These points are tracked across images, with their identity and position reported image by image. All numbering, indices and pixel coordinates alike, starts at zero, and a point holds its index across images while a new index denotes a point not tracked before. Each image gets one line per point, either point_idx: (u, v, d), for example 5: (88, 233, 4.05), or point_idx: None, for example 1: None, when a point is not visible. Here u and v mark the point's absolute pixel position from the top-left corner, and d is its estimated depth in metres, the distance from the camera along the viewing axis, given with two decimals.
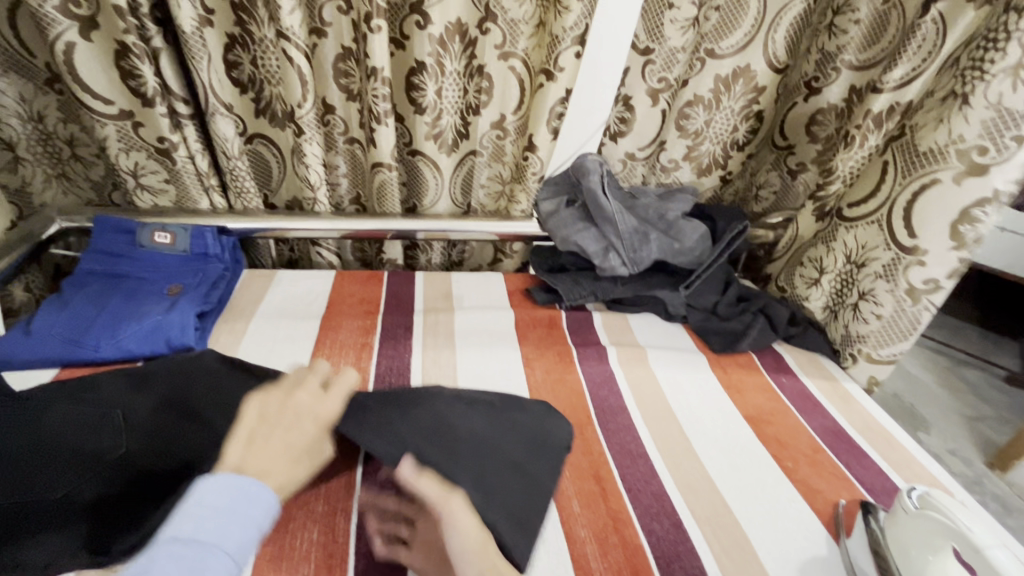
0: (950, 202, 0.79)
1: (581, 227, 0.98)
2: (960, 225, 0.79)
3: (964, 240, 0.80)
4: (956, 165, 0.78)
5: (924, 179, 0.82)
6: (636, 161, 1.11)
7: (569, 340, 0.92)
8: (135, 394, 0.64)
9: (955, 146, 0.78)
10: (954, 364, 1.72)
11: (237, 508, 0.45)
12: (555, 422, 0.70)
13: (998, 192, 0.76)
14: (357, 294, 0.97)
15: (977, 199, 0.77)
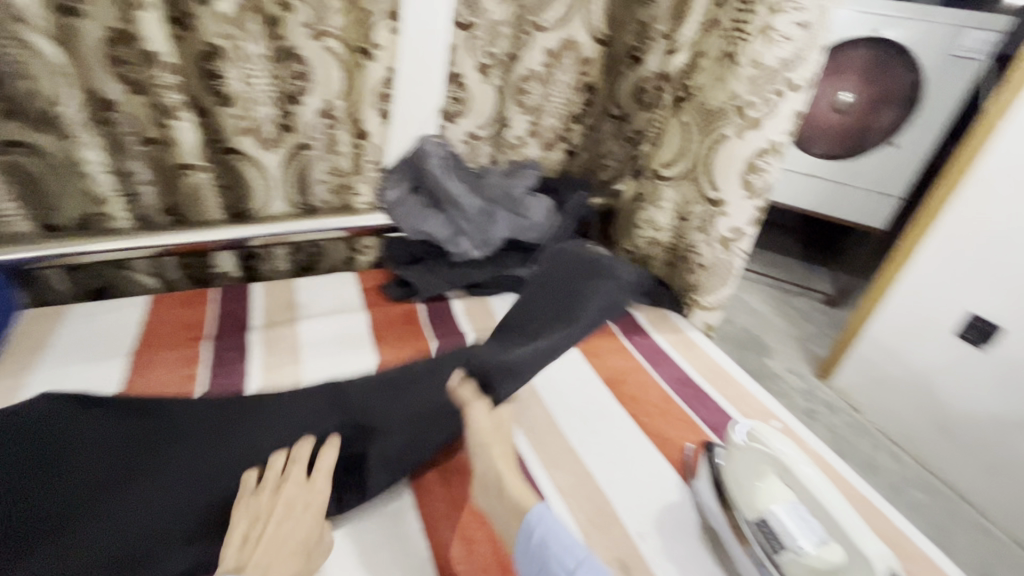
0: (737, 155, 0.88)
1: (428, 214, 0.95)
2: (750, 175, 0.88)
3: (753, 188, 0.89)
4: (737, 120, 0.87)
5: (716, 136, 0.90)
6: (480, 141, 1.09)
7: (429, 333, 0.88)
8: None
9: (734, 104, 0.87)
10: (785, 294, 1.99)
11: None
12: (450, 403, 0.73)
13: (772, 143, 0.86)
14: (178, 320, 0.84)
15: (756, 150, 0.87)
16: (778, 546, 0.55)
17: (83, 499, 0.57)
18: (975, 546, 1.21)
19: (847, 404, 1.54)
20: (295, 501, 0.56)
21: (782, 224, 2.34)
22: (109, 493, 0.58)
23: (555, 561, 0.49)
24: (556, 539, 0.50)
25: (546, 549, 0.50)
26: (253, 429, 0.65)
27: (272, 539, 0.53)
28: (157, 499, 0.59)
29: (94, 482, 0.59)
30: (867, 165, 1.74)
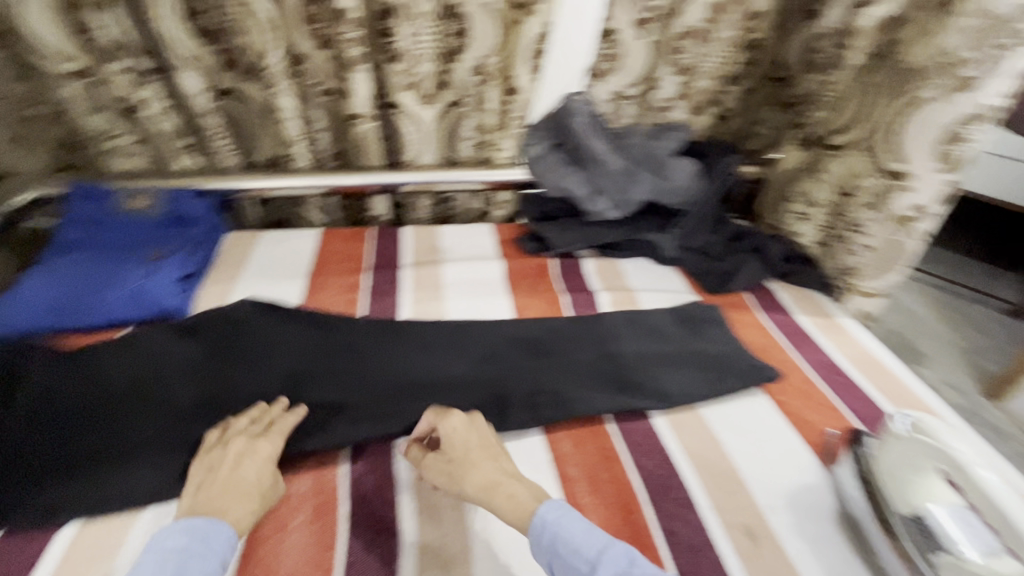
0: (935, 121, 0.77)
1: (567, 172, 0.96)
2: (951, 146, 0.78)
3: (950, 161, 0.80)
4: (944, 82, 0.76)
5: (909, 100, 0.79)
6: (626, 100, 1.06)
7: (559, 287, 0.91)
8: (185, 344, 0.72)
9: (941, 61, 0.75)
10: (953, 298, 1.71)
11: (199, 545, 0.47)
12: (576, 352, 0.76)
13: (982, 107, 0.75)
14: (343, 252, 0.96)
15: (967, 115, 0.76)
16: (935, 546, 0.50)
17: (279, 377, 0.69)
18: None
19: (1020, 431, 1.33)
20: (240, 452, 0.57)
21: (960, 216, 1.99)
22: (298, 376, 0.69)
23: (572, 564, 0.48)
24: (564, 543, 0.48)
25: (557, 550, 0.48)
26: (404, 347, 0.74)
27: (224, 482, 0.54)
28: (334, 388, 0.68)
29: (288, 367, 0.70)
30: None
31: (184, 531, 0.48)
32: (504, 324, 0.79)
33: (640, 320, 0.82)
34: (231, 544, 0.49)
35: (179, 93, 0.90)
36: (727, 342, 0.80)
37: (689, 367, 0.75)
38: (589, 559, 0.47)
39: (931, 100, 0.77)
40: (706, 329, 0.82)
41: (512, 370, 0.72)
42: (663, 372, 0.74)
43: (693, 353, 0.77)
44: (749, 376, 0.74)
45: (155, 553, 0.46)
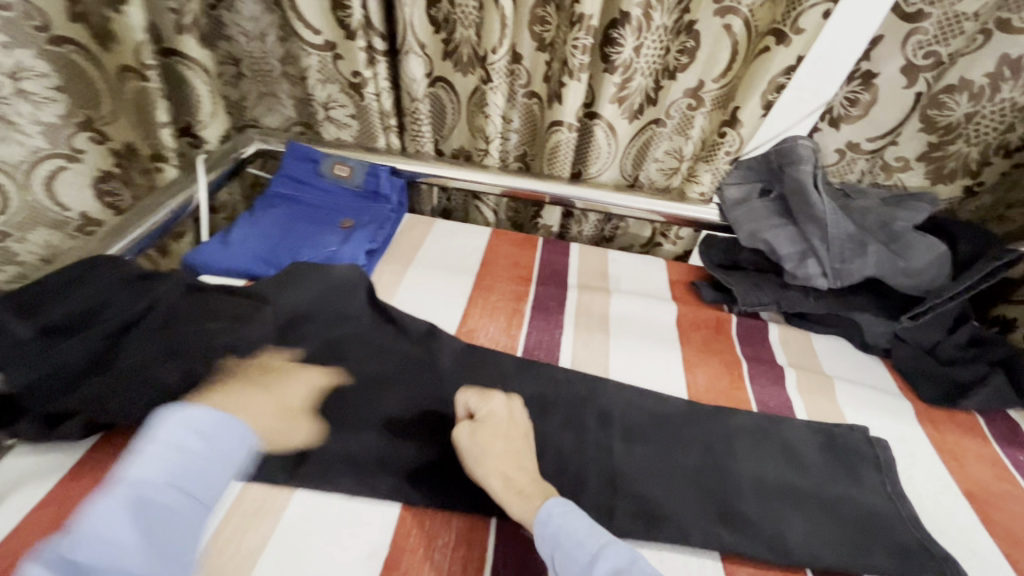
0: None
1: (774, 224, 0.85)
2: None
3: None
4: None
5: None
6: (858, 154, 0.93)
7: (737, 350, 0.80)
8: (286, 299, 0.69)
9: None
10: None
11: (218, 439, 0.49)
12: (686, 451, 0.61)
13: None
14: (511, 257, 0.94)
15: None
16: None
17: (360, 385, 0.65)
18: None
19: None
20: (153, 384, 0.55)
21: None
22: (378, 390, 0.64)
23: (574, 553, 0.45)
24: (569, 533, 0.46)
25: (562, 544, 0.46)
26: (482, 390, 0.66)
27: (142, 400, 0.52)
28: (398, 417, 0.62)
29: (370, 372, 0.66)
30: None
31: (205, 434, 0.48)
32: (608, 390, 0.67)
33: (772, 431, 0.65)
34: (226, 447, 0.50)
35: (400, 75, 0.94)
36: (885, 494, 0.60)
37: (826, 517, 0.57)
38: (591, 550, 0.45)
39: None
40: (859, 467, 0.63)
41: (599, 454, 0.60)
42: (785, 510, 0.57)
43: (832, 500, 0.59)
44: (984, 553, 0.57)
45: (166, 431, 0.46)
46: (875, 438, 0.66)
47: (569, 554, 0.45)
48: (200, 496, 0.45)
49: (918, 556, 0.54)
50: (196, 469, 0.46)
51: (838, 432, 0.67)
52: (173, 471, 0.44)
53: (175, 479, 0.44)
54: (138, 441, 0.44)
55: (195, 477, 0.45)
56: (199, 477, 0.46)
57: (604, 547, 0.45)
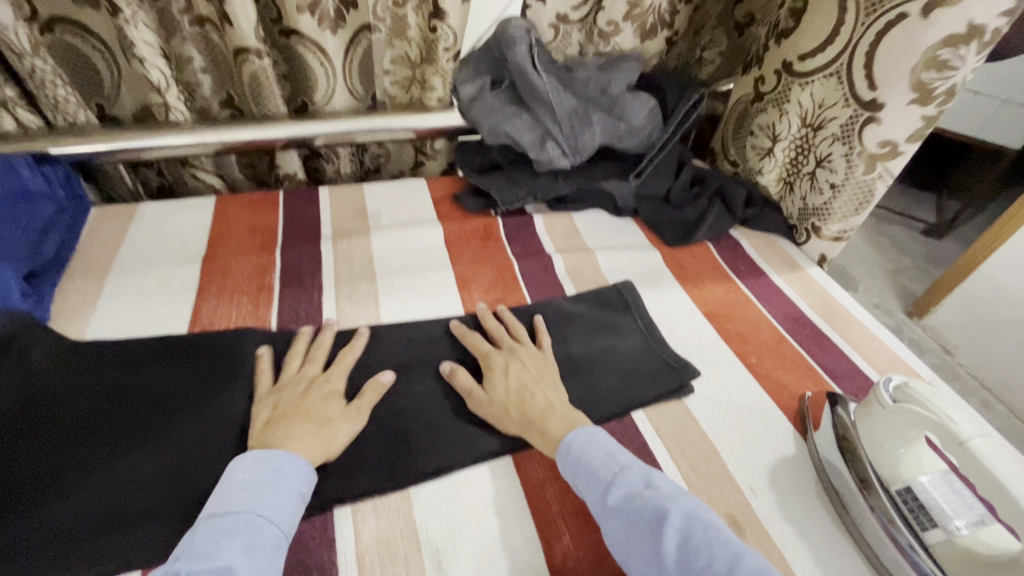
0: (914, 41, 0.68)
1: (510, 113, 0.83)
2: (925, 73, 0.69)
3: (927, 92, 0.70)
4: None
5: (890, 16, 0.69)
6: (570, 24, 0.92)
7: (509, 251, 0.80)
8: (53, 351, 0.57)
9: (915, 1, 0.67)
10: (881, 223, 2.10)
11: (275, 480, 0.47)
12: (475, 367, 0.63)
13: (974, 26, 0.64)
14: (247, 223, 0.79)
15: (942, 37, 0.66)
16: (925, 523, 0.49)
17: (171, 408, 0.55)
18: None
19: (939, 345, 1.66)
20: None
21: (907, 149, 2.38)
22: (195, 408, 0.55)
23: (590, 482, 0.49)
24: (584, 462, 0.50)
25: (579, 472, 0.50)
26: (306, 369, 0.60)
27: None
28: (225, 428, 0.54)
29: (179, 391, 0.56)
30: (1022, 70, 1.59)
31: (270, 471, 0.47)
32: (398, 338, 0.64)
33: (542, 307, 0.70)
34: (308, 480, 0.49)
35: None
36: (641, 335, 0.68)
37: (604, 381, 0.62)
38: (605, 478, 0.49)
39: (906, 18, 0.68)
40: (616, 317, 0.70)
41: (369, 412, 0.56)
42: (462, 382, 0.59)
43: (600, 354, 0.65)
44: (714, 348, 0.68)
45: (249, 502, 0.45)
46: (623, 284, 0.74)
47: (586, 483, 0.49)
48: (257, 528, 0.43)
49: (666, 373, 0.63)
50: (260, 500, 0.45)
51: (598, 292, 0.73)
52: (226, 527, 0.43)
53: (230, 523, 0.43)
54: (217, 490, 0.46)
55: (263, 513, 0.44)
56: (276, 510, 0.45)
57: (620, 474, 0.49)
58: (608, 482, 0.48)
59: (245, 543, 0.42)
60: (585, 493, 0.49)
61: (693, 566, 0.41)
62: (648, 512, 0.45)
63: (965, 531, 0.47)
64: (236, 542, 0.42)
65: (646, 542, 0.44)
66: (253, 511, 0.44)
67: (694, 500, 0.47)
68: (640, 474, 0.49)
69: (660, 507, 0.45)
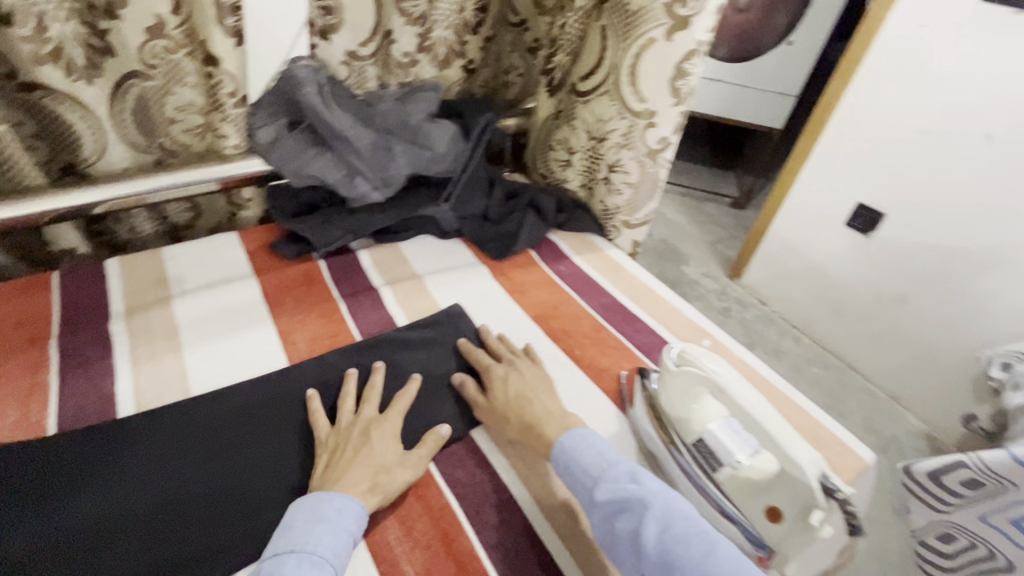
0: (665, 58, 0.81)
1: (312, 155, 0.81)
2: (677, 82, 0.82)
3: (681, 95, 0.84)
4: (664, 21, 0.79)
5: (641, 40, 0.81)
6: (362, 61, 0.93)
7: (334, 293, 0.78)
8: None
9: (655, 26, 0.79)
10: (699, 203, 2.42)
11: (331, 521, 0.49)
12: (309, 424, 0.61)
13: (698, 43, 0.79)
14: (9, 314, 0.68)
15: (686, 52, 0.80)
16: (715, 464, 0.56)
17: None
18: (862, 406, 1.63)
19: (756, 299, 1.96)
20: None
21: (709, 137, 2.79)
22: None
23: (581, 480, 0.52)
24: (577, 462, 0.53)
25: (573, 472, 0.53)
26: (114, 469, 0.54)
27: None
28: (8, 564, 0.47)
29: None
30: (767, 66, 1.96)
31: (332, 514, 0.49)
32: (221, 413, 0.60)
33: (372, 345, 0.69)
34: (363, 522, 0.50)
35: None
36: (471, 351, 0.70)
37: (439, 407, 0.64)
38: (594, 474, 0.52)
39: (658, 39, 0.80)
40: (450, 341, 0.71)
41: (243, 484, 0.56)
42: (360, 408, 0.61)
43: (432, 379, 0.67)
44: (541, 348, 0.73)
45: (303, 541, 0.47)
46: (454, 312, 0.75)
47: (578, 483, 0.53)
48: (310, 571, 0.45)
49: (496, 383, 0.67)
50: (312, 544, 0.47)
51: (430, 322, 0.73)
52: (281, 569, 0.45)
53: (283, 565, 0.46)
54: (284, 525, 0.49)
55: (315, 556, 0.46)
56: (330, 554, 0.47)
57: (608, 470, 0.52)
58: (597, 481, 0.51)
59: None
60: (578, 493, 0.53)
61: (671, 552, 0.44)
62: (633, 506, 0.48)
63: (745, 465, 0.54)
64: None
65: (630, 533, 0.47)
66: (309, 550, 0.46)
67: (678, 494, 0.49)
68: (625, 471, 0.51)
69: (642, 501, 0.48)
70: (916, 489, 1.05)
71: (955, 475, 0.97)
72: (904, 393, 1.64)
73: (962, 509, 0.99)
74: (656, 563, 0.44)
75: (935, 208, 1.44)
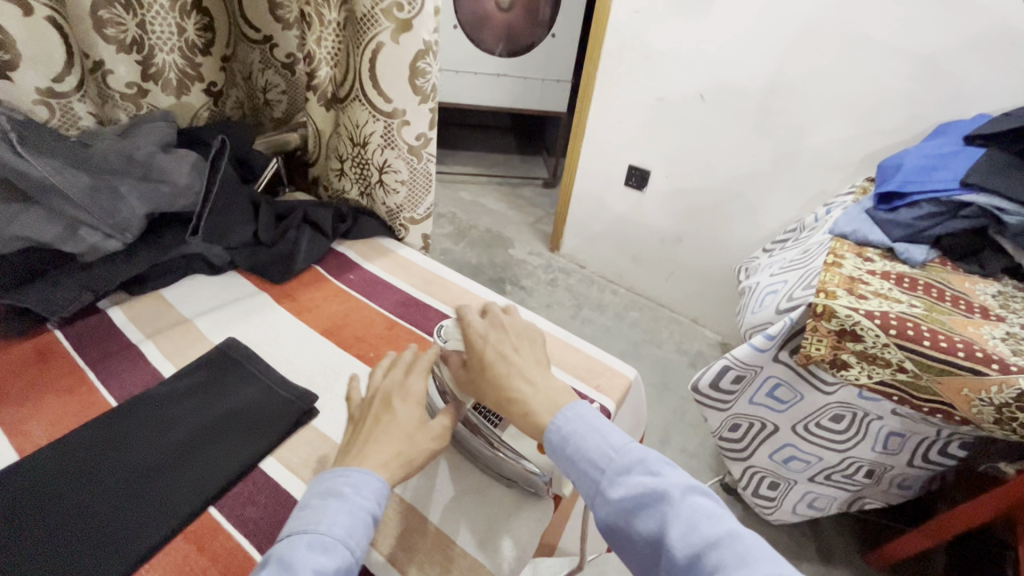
0: (398, 59, 0.85)
1: (12, 215, 0.69)
2: (416, 80, 0.87)
3: (423, 93, 0.89)
4: (388, 24, 0.82)
5: (373, 44, 0.84)
6: (67, 97, 0.82)
7: (78, 363, 0.68)
8: None
9: (381, 26, 0.82)
10: (513, 188, 2.59)
11: (347, 499, 0.47)
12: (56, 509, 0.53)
13: (426, 43, 0.85)
14: None
15: (416, 52, 0.84)
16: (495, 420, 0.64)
17: None
18: (673, 334, 1.91)
19: (577, 264, 2.17)
20: None
21: (511, 128, 2.99)
22: None
23: (588, 473, 0.51)
24: (582, 450, 0.51)
25: (576, 462, 0.51)
26: None
27: None
28: None
29: None
30: (536, 56, 2.17)
31: (348, 493, 0.48)
32: None
33: (134, 405, 0.63)
34: (381, 500, 0.49)
35: None
36: (255, 385, 0.68)
37: (224, 449, 0.60)
38: (601, 466, 0.50)
39: (388, 42, 0.83)
40: (228, 378, 0.68)
41: None
42: (376, 376, 0.59)
43: (212, 423, 0.63)
44: (330, 360, 0.73)
45: (317, 522, 0.46)
46: (226, 343, 0.72)
47: (584, 474, 0.51)
48: (322, 552, 0.44)
49: (284, 408, 0.66)
50: (324, 526, 0.46)
51: (201, 362, 0.69)
52: (293, 551, 0.44)
53: (294, 546, 0.44)
54: (300, 504, 0.48)
55: (328, 536, 0.45)
56: (346, 534, 0.46)
57: (617, 460, 0.50)
58: (606, 474, 0.50)
59: (315, 561, 0.43)
60: (581, 484, 0.52)
61: (703, 559, 0.44)
62: (653, 502, 0.47)
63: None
64: (304, 568, 0.42)
65: (653, 532, 0.47)
66: (323, 532, 0.45)
67: (694, 483, 0.49)
68: (638, 460, 0.50)
69: (662, 496, 0.47)
70: (706, 400, 1.22)
71: (725, 377, 1.16)
72: (700, 314, 1.96)
73: (738, 400, 1.19)
74: (682, 565, 0.45)
75: (683, 160, 1.73)
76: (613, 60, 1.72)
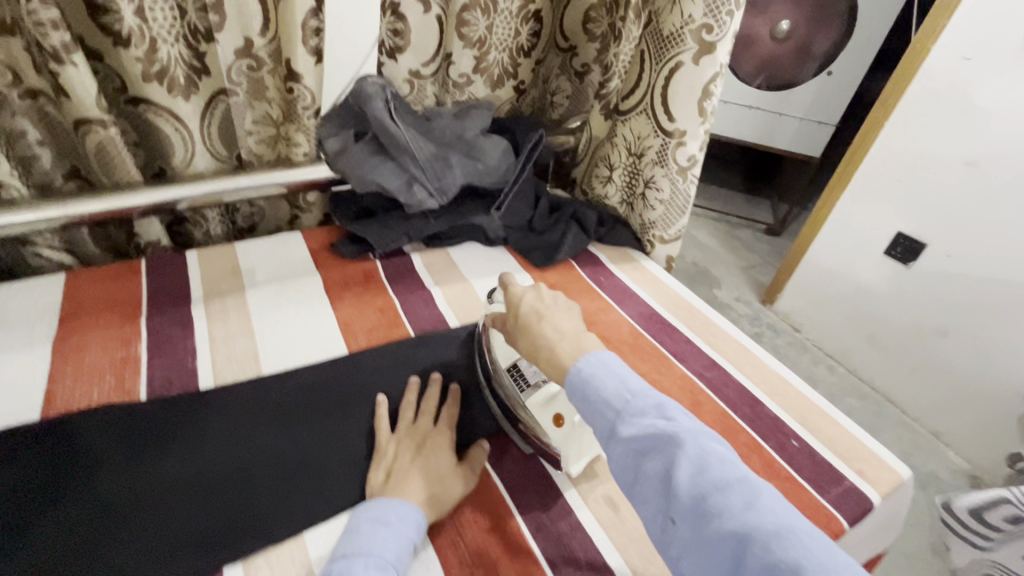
0: (692, 82, 0.85)
1: (375, 162, 0.88)
2: (704, 102, 0.87)
3: (706, 115, 0.88)
4: (692, 46, 0.84)
5: (671, 63, 0.87)
6: (423, 80, 1.01)
7: (389, 290, 0.84)
8: None
9: (686, 47, 0.84)
10: (731, 227, 2.43)
11: (393, 525, 0.51)
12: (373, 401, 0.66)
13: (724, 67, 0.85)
14: (103, 296, 0.75)
15: (712, 74, 0.85)
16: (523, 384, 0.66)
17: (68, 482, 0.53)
18: (898, 438, 1.59)
19: (789, 325, 1.94)
20: None
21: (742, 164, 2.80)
22: (89, 483, 0.54)
23: (601, 412, 0.46)
24: (595, 390, 0.47)
25: (591, 401, 0.47)
26: (208, 431, 0.60)
27: None
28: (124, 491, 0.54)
29: (76, 461, 0.55)
30: (806, 94, 1.98)
31: (389, 521, 0.51)
32: (299, 388, 0.66)
33: (427, 337, 0.75)
34: (419, 529, 0.52)
35: None
36: None
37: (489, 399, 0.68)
38: (616, 406, 0.46)
39: (688, 64, 0.85)
40: None
41: (318, 454, 0.60)
42: (405, 412, 0.63)
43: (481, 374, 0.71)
44: None
45: (370, 545, 0.49)
46: None
47: (598, 416, 0.46)
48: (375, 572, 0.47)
49: None
50: (376, 547, 0.49)
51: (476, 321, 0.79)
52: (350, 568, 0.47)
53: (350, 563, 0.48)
54: (346, 532, 0.52)
55: (382, 557, 0.48)
56: (394, 556, 0.49)
57: (633, 402, 0.45)
58: (618, 414, 0.45)
59: None
60: (594, 424, 0.47)
61: (707, 503, 0.39)
62: (664, 445, 0.42)
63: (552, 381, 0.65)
64: None
65: (658, 474, 0.42)
66: (376, 554, 0.48)
67: (709, 432, 0.44)
68: (654, 404, 0.45)
69: (674, 440, 0.42)
70: (958, 525, 1.00)
71: (999, 511, 0.92)
72: (943, 427, 1.60)
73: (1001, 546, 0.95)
74: (688, 507, 0.40)
75: (980, 240, 1.41)
76: (910, 111, 1.48)
